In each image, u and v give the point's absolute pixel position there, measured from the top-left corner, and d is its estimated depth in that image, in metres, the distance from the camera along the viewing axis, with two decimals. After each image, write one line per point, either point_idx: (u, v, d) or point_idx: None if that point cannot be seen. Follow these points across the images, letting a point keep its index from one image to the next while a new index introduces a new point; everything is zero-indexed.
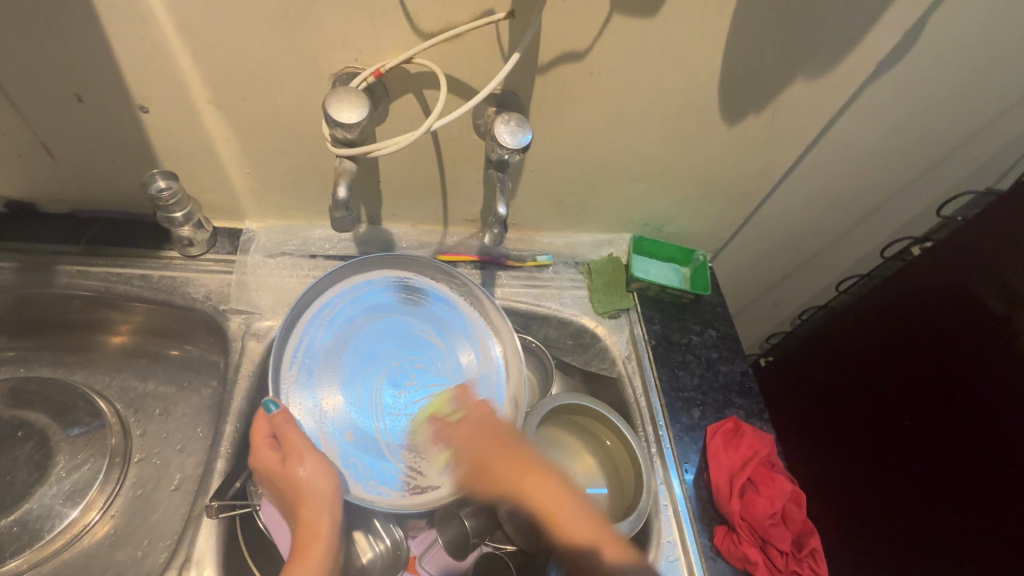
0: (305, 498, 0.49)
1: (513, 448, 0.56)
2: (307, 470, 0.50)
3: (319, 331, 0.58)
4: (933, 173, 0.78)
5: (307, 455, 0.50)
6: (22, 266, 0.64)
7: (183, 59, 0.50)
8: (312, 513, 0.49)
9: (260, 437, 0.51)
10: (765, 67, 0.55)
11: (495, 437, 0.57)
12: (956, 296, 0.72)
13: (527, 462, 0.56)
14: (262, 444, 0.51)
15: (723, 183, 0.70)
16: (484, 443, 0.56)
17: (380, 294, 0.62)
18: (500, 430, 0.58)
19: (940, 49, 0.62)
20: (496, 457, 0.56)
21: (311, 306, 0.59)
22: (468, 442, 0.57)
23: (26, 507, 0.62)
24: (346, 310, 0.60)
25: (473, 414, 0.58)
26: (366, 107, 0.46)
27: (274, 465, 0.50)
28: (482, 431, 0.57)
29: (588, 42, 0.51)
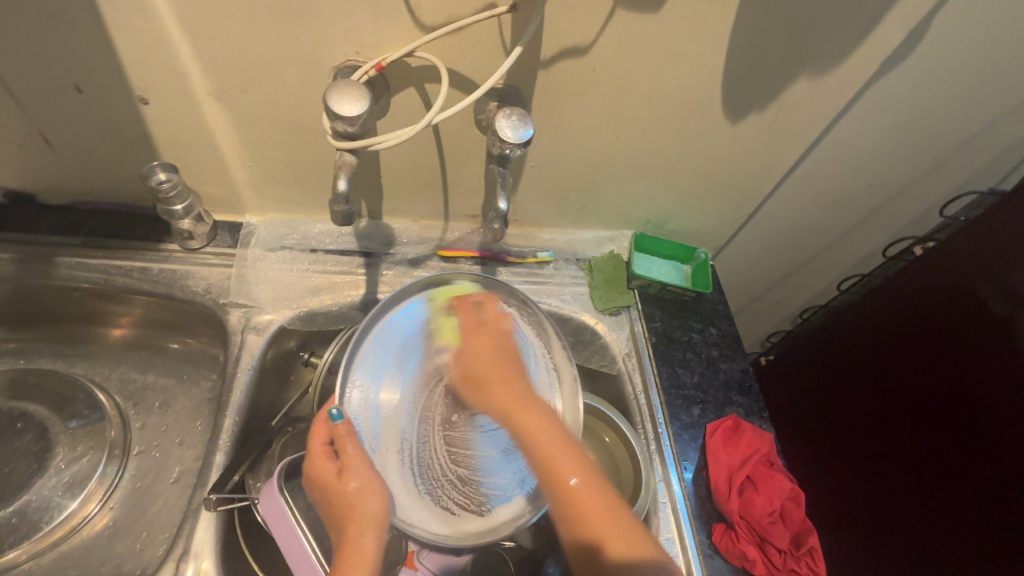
0: (352, 513, 0.48)
1: (510, 371, 0.56)
2: (359, 484, 0.49)
3: (396, 335, 0.57)
4: (936, 173, 0.78)
5: (360, 468, 0.49)
6: (21, 257, 0.64)
7: (183, 51, 0.50)
8: (359, 532, 0.48)
9: (319, 443, 0.51)
10: (769, 63, 0.55)
11: (502, 358, 0.56)
12: (958, 296, 0.72)
13: (518, 387, 0.55)
14: (320, 453, 0.50)
15: (725, 181, 0.69)
16: (489, 350, 0.57)
17: (456, 310, 0.60)
18: (507, 350, 0.58)
19: (946, 47, 0.61)
20: (492, 370, 0.55)
21: (391, 310, 0.58)
22: (468, 348, 0.57)
23: (25, 499, 0.62)
24: (421, 321, 0.59)
25: (494, 327, 0.58)
26: (367, 100, 0.46)
27: (328, 473, 0.49)
28: (488, 339, 0.57)
29: (590, 37, 0.51)
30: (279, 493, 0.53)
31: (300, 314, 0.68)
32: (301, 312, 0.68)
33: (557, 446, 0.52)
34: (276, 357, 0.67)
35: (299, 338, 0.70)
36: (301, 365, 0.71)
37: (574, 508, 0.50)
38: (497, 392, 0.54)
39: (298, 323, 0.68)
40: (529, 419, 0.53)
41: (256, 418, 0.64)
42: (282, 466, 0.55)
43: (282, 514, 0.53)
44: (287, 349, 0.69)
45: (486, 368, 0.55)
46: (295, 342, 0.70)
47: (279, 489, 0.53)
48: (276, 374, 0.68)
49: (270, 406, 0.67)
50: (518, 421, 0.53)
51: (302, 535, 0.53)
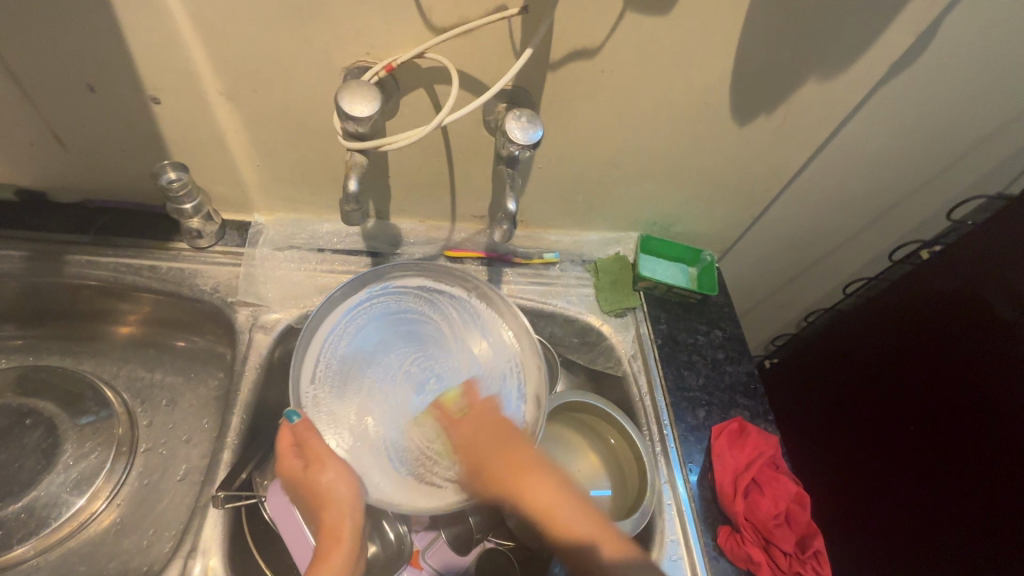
0: (329, 501, 0.49)
1: (514, 443, 0.54)
2: (329, 474, 0.49)
3: (340, 336, 0.59)
4: (943, 176, 0.78)
5: (330, 459, 0.50)
6: (31, 255, 0.64)
7: (196, 51, 0.50)
8: (336, 518, 0.48)
9: (285, 446, 0.52)
10: (778, 66, 0.55)
11: (494, 436, 0.54)
12: (964, 300, 0.72)
13: (531, 461, 0.54)
14: (288, 453, 0.51)
15: (732, 183, 0.69)
16: (487, 432, 0.55)
17: (400, 300, 0.62)
18: (506, 424, 0.55)
19: (954, 51, 0.61)
20: (496, 452, 0.53)
21: (331, 313, 0.59)
22: (467, 436, 0.55)
23: (33, 495, 0.62)
24: (368, 316, 0.60)
25: (478, 413, 0.56)
26: (378, 100, 0.46)
27: (298, 468, 0.50)
28: (475, 425, 0.55)
29: (600, 39, 0.51)
30: (283, 492, 0.55)
31: (307, 313, 0.68)
32: (308, 311, 0.68)
33: (575, 512, 0.52)
34: (283, 356, 0.67)
35: None
36: None
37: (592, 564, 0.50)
38: (503, 473, 0.52)
39: (305, 322, 0.68)
40: (548, 495, 0.53)
41: (263, 417, 0.64)
42: None
43: (287, 511, 0.54)
44: None
45: (490, 455, 0.53)
46: None
47: (284, 487, 0.55)
48: (283, 374, 0.67)
49: (277, 405, 0.67)
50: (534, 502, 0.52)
51: (307, 533, 0.54)
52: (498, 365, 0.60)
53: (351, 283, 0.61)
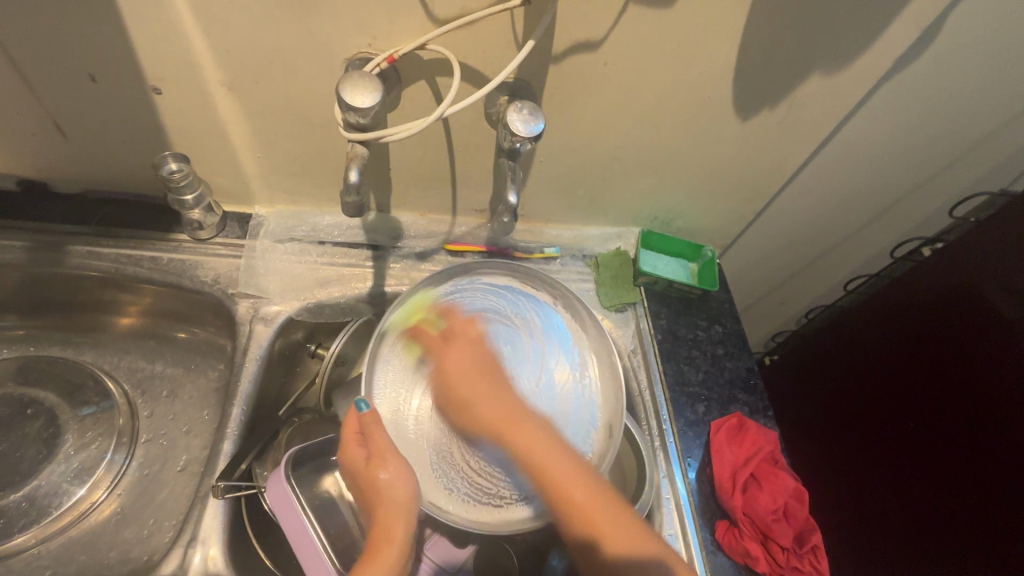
0: (382, 502, 0.49)
1: (491, 383, 0.54)
2: (389, 474, 0.49)
3: (423, 321, 0.59)
4: (946, 173, 0.78)
5: (391, 460, 0.50)
6: (32, 245, 0.64)
7: (197, 41, 0.50)
8: (388, 516, 0.49)
9: (350, 433, 0.52)
10: (781, 60, 0.55)
11: (486, 374, 0.55)
12: (966, 298, 0.72)
13: (513, 407, 0.53)
14: (352, 443, 0.52)
15: (733, 179, 0.69)
16: (468, 365, 0.55)
17: (482, 298, 0.61)
18: (484, 360, 0.56)
19: (959, 47, 0.61)
20: (474, 389, 0.54)
21: (415, 302, 0.60)
22: (450, 369, 0.55)
23: (34, 484, 0.63)
24: (448, 309, 0.60)
25: (475, 346, 0.57)
26: (380, 91, 0.46)
27: (359, 463, 0.50)
28: (467, 353, 0.56)
29: (602, 31, 0.51)
30: (285, 480, 0.54)
31: (308, 305, 0.68)
32: (309, 303, 0.68)
33: (544, 451, 0.51)
34: (283, 348, 0.67)
35: (306, 330, 0.70)
36: (307, 356, 0.71)
37: (573, 508, 0.50)
38: (488, 413, 0.53)
39: (306, 315, 0.69)
40: (519, 432, 0.52)
41: (263, 409, 0.64)
42: (289, 455, 0.56)
43: (287, 501, 0.53)
44: (294, 340, 0.69)
45: (465, 394, 0.54)
46: (302, 334, 0.70)
47: (285, 476, 0.54)
48: (282, 365, 0.68)
49: (277, 397, 0.67)
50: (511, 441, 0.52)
51: (307, 523, 0.53)
52: (575, 385, 0.58)
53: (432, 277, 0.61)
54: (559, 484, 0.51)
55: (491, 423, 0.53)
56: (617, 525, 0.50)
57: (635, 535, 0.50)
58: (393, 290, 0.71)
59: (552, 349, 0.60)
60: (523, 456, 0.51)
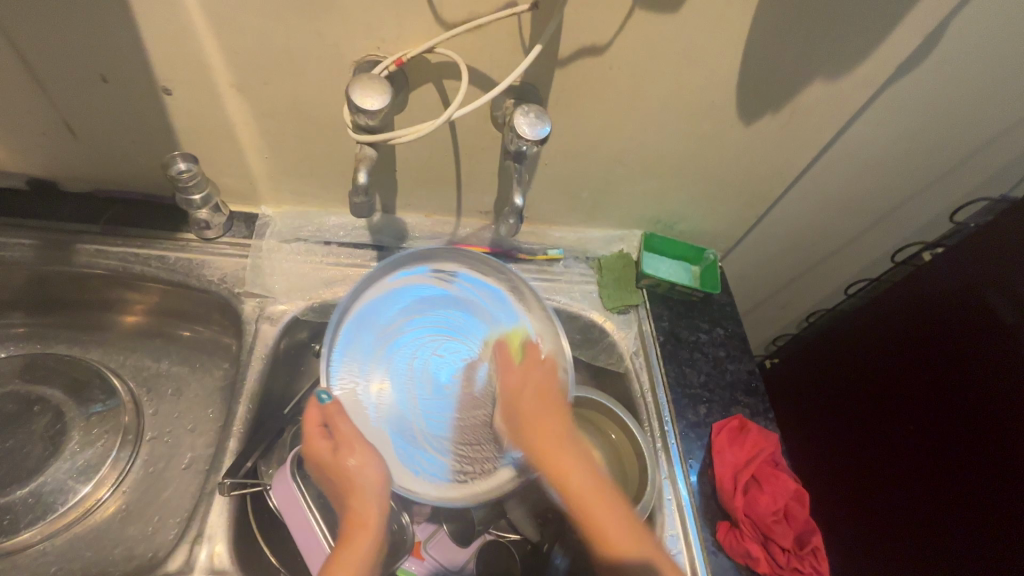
0: (353, 487, 0.52)
1: (552, 418, 0.59)
2: (357, 461, 0.53)
3: (373, 314, 0.60)
4: (947, 179, 0.78)
5: (356, 446, 0.53)
6: (41, 243, 0.65)
7: (208, 43, 0.51)
8: (360, 501, 0.52)
9: (312, 427, 0.55)
10: (784, 66, 0.56)
11: (551, 402, 0.60)
12: (966, 302, 0.72)
13: (564, 436, 0.59)
14: (317, 437, 0.54)
15: (736, 182, 0.70)
16: (535, 399, 0.59)
17: (430, 287, 0.62)
18: (554, 397, 0.60)
19: (960, 53, 0.61)
20: (534, 417, 0.59)
21: (367, 294, 0.60)
22: (508, 389, 0.60)
23: (39, 481, 0.63)
24: (398, 300, 0.61)
25: (533, 367, 0.61)
26: (389, 94, 0.47)
27: (326, 454, 0.54)
28: (529, 378, 0.60)
29: (609, 36, 0.51)
30: (290, 478, 0.54)
31: (313, 305, 0.69)
32: (314, 303, 0.68)
33: (586, 492, 0.56)
34: (288, 347, 0.68)
35: (311, 330, 0.70)
36: (312, 356, 0.72)
37: (589, 524, 0.54)
38: (537, 442, 0.57)
39: (311, 314, 0.69)
40: (559, 459, 0.57)
41: (268, 407, 0.64)
42: (294, 453, 0.57)
43: (292, 497, 0.54)
44: (300, 339, 0.70)
45: (530, 417, 0.59)
46: (307, 333, 0.70)
47: (291, 473, 0.55)
48: (288, 365, 0.68)
49: (282, 396, 0.68)
50: (552, 462, 0.57)
51: (312, 519, 0.54)
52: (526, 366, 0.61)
53: (383, 266, 0.61)
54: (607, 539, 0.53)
55: (539, 449, 0.57)
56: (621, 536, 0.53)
57: (637, 537, 0.53)
58: None
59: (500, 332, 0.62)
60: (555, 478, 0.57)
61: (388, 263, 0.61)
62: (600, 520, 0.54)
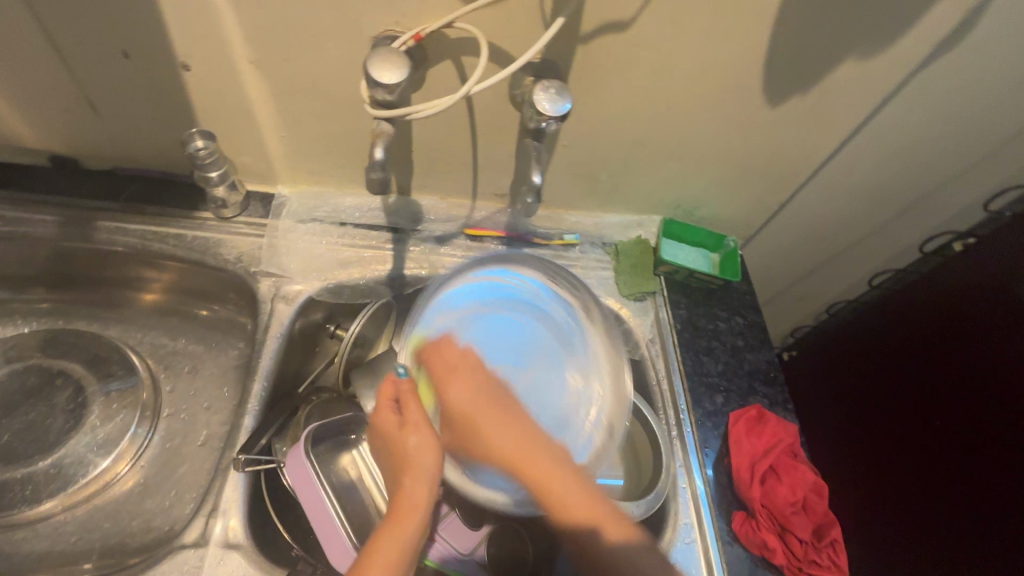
0: (411, 466, 0.50)
1: (504, 413, 0.54)
2: (419, 442, 0.50)
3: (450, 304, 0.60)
4: (979, 168, 0.75)
5: (422, 428, 0.51)
6: (62, 219, 0.66)
7: (226, 18, 0.50)
8: (413, 483, 0.49)
9: (384, 399, 0.53)
10: (814, 45, 0.54)
11: (494, 401, 0.54)
12: (1000, 295, 0.70)
13: (510, 418, 0.54)
14: (387, 410, 0.52)
15: (758, 167, 0.68)
16: (474, 396, 0.54)
17: (512, 288, 0.63)
18: (490, 390, 0.55)
19: (1004, 32, 0.58)
20: (485, 417, 0.54)
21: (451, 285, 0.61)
22: (459, 393, 0.54)
23: (61, 453, 0.64)
24: (479, 299, 0.61)
25: (474, 366, 0.56)
26: (407, 68, 0.46)
27: (393, 427, 0.51)
28: (469, 379, 0.55)
29: (632, 10, 0.50)
30: (304, 456, 0.54)
31: (328, 285, 0.69)
32: (329, 284, 0.69)
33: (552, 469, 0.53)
34: (303, 328, 0.68)
35: (325, 310, 0.71)
36: (327, 337, 0.71)
37: (570, 522, 0.52)
38: (503, 444, 0.53)
39: (326, 295, 0.69)
40: (540, 469, 0.53)
41: (282, 386, 0.65)
42: (307, 431, 0.57)
43: (306, 476, 0.54)
44: (315, 320, 0.70)
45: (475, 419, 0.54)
46: (321, 314, 0.70)
47: (304, 451, 0.55)
48: (303, 345, 0.69)
49: (296, 375, 0.68)
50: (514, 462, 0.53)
51: (325, 498, 0.54)
52: (588, 387, 0.60)
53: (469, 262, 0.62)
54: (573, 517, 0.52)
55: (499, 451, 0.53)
56: (598, 514, 0.53)
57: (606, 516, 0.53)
58: (412, 274, 0.71)
59: (569, 349, 0.61)
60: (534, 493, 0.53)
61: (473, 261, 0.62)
62: (563, 500, 0.52)
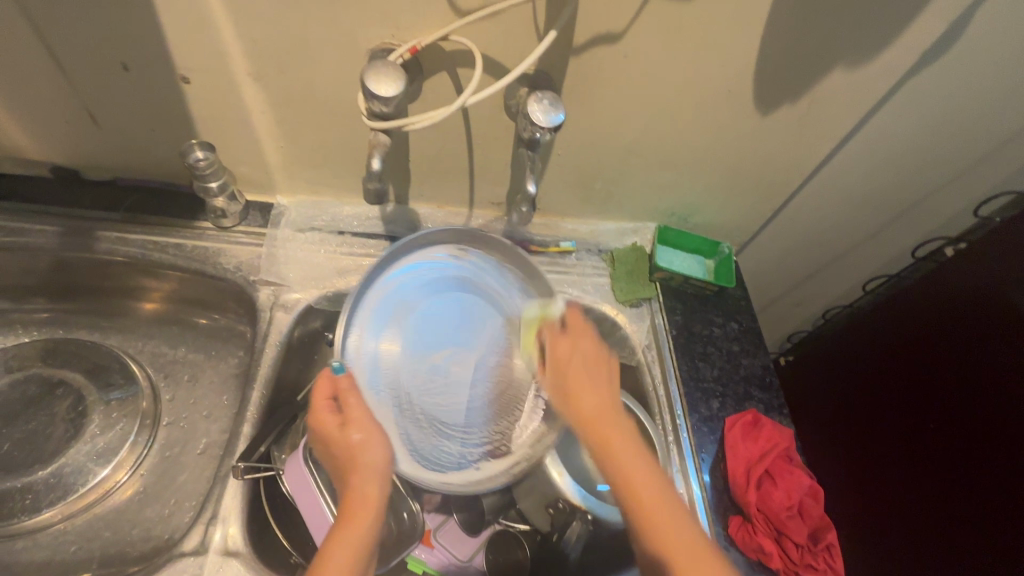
0: (355, 463, 0.49)
1: (601, 380, 0.55)
2: (361, 436, 0.50)
3: (397, 292, 0.62)
4: (970, 174, 0.76)
5: (363, 421, 0.51)
6: (64, 230, 0.66)
7: (226, 32, 0.51)
8: (362, 480, 0.49)
9: (322, 398, 0.52)
10: (802, 55, 0.55)
11: (598, 366, 0.56)
12: (993, 301, 0.70)
13: (601, 388, 0.54)
14: (325, 410, 0.52)
15: (752, 174, 0.69)
16: (583, 355, 0.57)
17: (456, 266, 0.65)
18: (600, 357, 0.57)
19: (991, 40, 0.59)
20: (582, 375, 0.55)
21: (391, 267, 0.62)
22: (562, 349, 0.58)
23: (61, 462, 0.65)
24: (421, 280, 0.63)
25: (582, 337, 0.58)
26: (403, 81, 0.47)
27: (334, 428, 0.51)
28: (578, 339, 0.58)
29: (624, 22, 0.51)
30: (302, 462, 0.55)
31: (327, 294, 0.69)
32: (328, 292, 0.69)
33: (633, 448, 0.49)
34: (303, 336, 0.69)
35: (324, 318, 0.71)
36: (325, 345, 0.72)
37: (661, 544, 0.44)
38: (584, 403, 0.53)
39: (325, 303, 0.70)
40: (618, 442, 0.49)
41: (282, 394, 0.65)
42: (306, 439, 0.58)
43: (305, 482, 0.55)
44: (314, 328, 0.70)
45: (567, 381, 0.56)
46: (320, 322, 0.71)
47: (303, 458, 0.55)
48: (302, 353, 0.69)
49: (295, 383, 0.68)
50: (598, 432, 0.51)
51: (324, 504, 0.54)
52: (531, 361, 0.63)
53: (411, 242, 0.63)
54: (643, 497, 0.46)
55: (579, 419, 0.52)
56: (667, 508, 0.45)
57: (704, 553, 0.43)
58: None
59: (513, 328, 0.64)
60: (617, 476, 0.48)
61: (417, 241, 0.63)
62: (627, 466, 0.48)
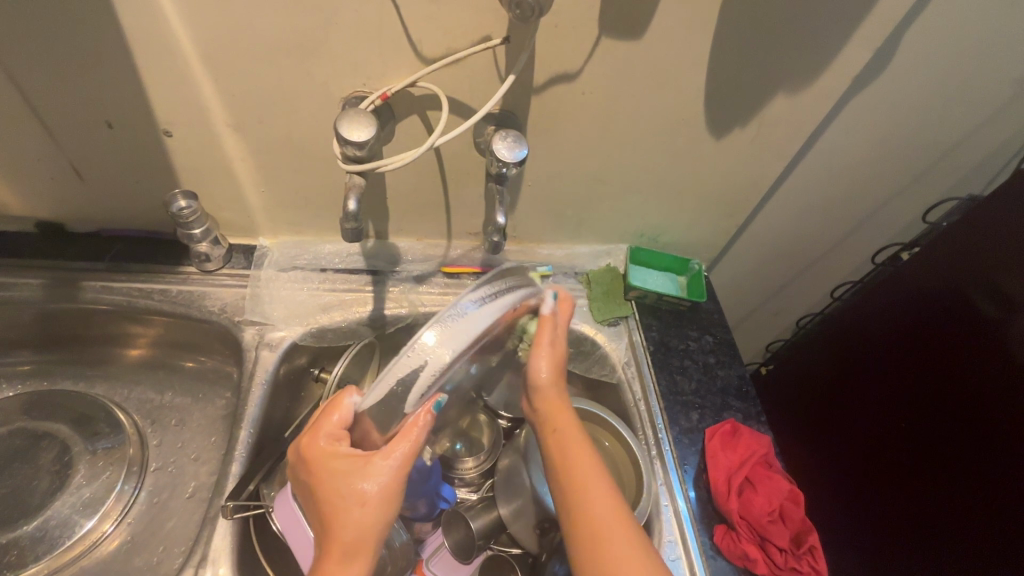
0: (349, 521, 0.43)
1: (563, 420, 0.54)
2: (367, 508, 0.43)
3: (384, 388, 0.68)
4: (918, 183, 0.81)
5: (372, 495, 0.43)
6: (47, 282, 0.68)
7: (206, 87, 0.54)
8: (349, 542, 0.43)
9: (323, 451, 0.45)
10: (746, 83, 0.59)
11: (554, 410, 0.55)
12: (953, 302, 0.73)
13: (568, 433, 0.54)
14: (325, 454, 0.45)
15: (712, 195, 0.73)
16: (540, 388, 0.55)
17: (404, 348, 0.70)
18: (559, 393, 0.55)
19: (917, 64, 0.65)
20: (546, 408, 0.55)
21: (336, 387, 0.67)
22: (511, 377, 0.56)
23: (45, 516, 0.64)
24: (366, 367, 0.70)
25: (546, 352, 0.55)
26: (374, 126, 0.50)
27: (341, 489, 0.43)
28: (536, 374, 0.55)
29: (579, 63, 0.55)
30: (292, 498, 0.55)
31: (311, 330, 0.71)
32: (311, 329, 0.71)
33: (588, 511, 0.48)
34: (288, 373, 0.70)
35: (310, 354, 0.73)
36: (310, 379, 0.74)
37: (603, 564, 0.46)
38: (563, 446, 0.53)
39: (309, 339, 0.71)
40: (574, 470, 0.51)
41: (269, 432, 0.66)
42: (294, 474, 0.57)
43: (294, 518, 0.55)
44: (299, 365, 0.72)
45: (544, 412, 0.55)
46: (305, 358, 0.73)
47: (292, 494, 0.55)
48: (289, 389, 0.71)
49: (283, 420, 0.69)
50: (570, 475, 0.51)
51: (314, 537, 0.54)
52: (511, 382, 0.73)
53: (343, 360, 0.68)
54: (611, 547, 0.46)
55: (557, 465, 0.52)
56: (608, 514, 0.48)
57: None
58: (393, 313, 0.73)
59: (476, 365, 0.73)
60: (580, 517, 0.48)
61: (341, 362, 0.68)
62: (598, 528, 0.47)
